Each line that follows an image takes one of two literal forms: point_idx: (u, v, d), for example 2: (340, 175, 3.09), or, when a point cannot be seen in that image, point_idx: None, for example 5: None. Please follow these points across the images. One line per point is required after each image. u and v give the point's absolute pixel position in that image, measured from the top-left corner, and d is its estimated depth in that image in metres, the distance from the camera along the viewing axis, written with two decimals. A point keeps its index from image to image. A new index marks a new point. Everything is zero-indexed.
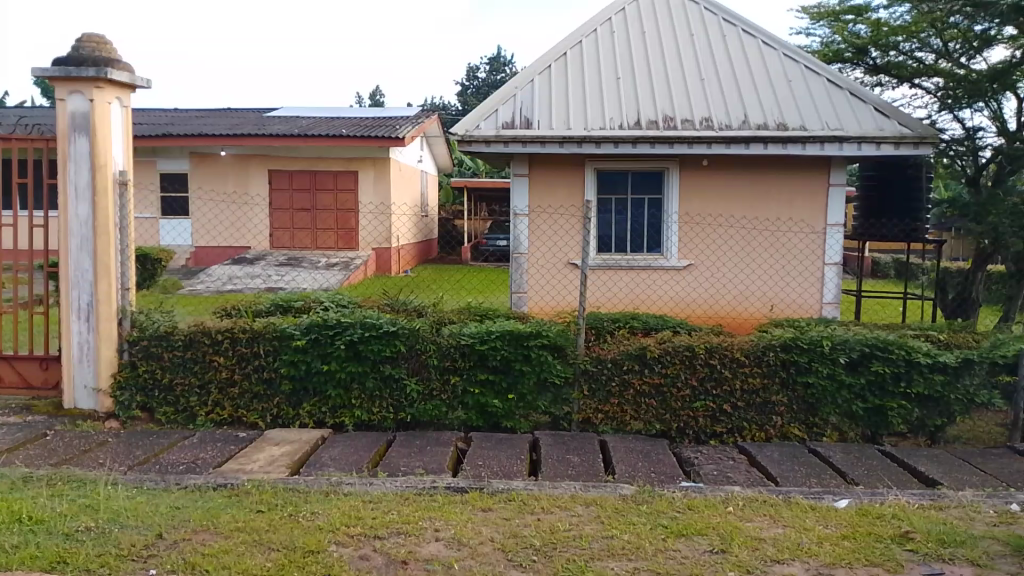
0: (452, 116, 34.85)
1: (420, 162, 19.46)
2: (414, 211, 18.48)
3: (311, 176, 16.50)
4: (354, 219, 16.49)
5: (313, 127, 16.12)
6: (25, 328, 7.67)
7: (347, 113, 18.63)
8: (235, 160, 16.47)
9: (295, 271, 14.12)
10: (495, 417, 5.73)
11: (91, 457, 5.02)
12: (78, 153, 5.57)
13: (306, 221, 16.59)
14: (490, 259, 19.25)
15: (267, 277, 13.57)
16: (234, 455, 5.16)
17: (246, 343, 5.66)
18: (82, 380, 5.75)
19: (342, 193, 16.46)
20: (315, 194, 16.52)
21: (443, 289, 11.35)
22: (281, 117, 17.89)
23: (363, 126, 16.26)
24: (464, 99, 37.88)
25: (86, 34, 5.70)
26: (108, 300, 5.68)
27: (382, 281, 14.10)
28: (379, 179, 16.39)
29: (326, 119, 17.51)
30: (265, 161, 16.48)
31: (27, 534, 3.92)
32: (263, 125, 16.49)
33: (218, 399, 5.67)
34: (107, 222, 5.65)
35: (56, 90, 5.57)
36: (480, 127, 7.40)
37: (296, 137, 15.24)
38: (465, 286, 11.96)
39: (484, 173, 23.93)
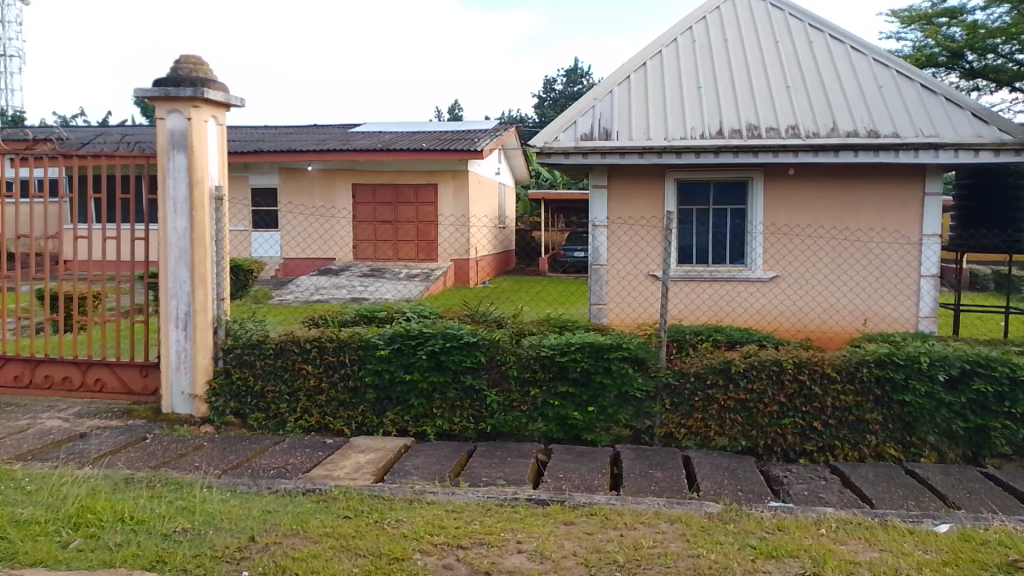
0: (528, 129, 35.04)
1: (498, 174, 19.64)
2: (491, 223, 18.63)
3: (393, 189, 16.92)
4: (435, 231, 16.75)
5: (396, 141, 16.51)
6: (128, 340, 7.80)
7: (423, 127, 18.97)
8: (322, 175, 16.98)
9: (377, 282, 14.46)
10: (576, 429, 5.70)
11: (187, 461, 5.20)
12: (177, 169, 5.83)
13: (390, 233, 16.97)
14: (569, 271, 19.25)
15: (351, 287, 13.97)
16: (322, 461, 5.30)
17: (333, 352, 5.80)
18: (179, 386, 5.94)
19: (423, 206, 16.80)
20: (396, 207, 16.91)
21: (524, 301, 11.38)
22: (363, 132, 18.41)
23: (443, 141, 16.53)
24: (540, 112, 38.04)
25: (183, 55, 5.95)
26: (204, 309, 5.88)
27: (461, 292, 14.28)
28: (458, 193, 16.67)
29: (404, 133, 17.92)
30: (350, 176, 16.92)
31: (129, 534, 4.12)
32: (349, 141, 17.03)
33: (307, 406, 5.81)
34: (204, 235, 5.87)
35: (157, 110, 5.85)
36: (559, 139, 7.39)
37: (375, 152, 15.63)
38: (545, 298, 11.98)
39: (562, 185, 23.89)
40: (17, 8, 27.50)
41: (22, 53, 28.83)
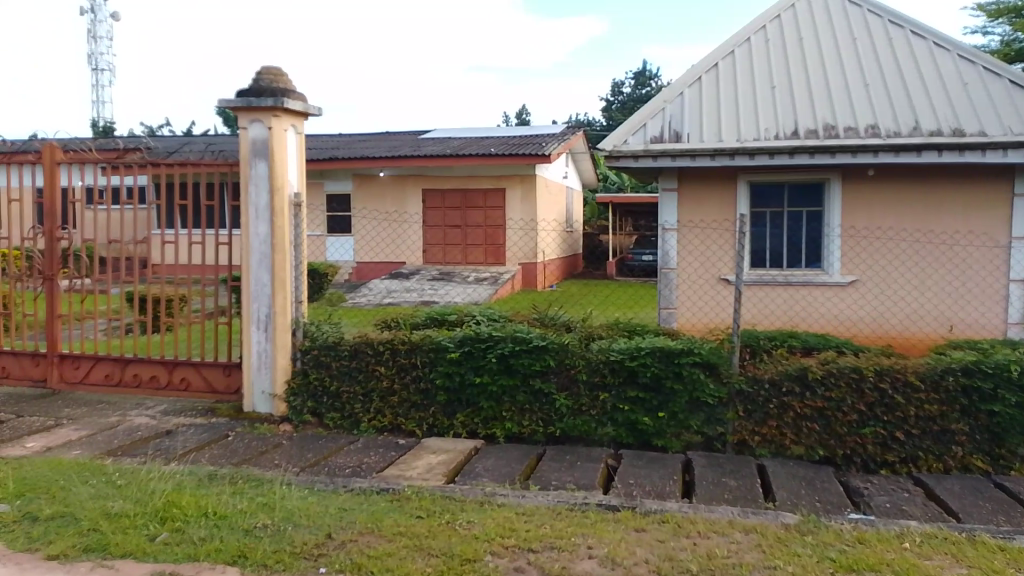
0: (595, 132, 34.87)
1: (566, 177, 19.60)
2: (558, 226, 18.61)
3: (461, 194, 17.09)
4: (502, 235, 16.90)
5: (465, 146, 16.75)
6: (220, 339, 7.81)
7: (488, 132, 19.12)
8: (393, 180, 17.29)
9: (446, 286, 14.65)
10: (646, 434, 5.66)
11: (268, 458, 5.38)
12: (259, 177, 6.06)
13: (458, 237, 17.18)
14: (636, 274, 19.11)
15: (422, 290, 14.19)
16: (395, 461, 5.41)
17: (406, 354, 5.90)
18: (260, 385, 6.16)
19: (491, 210, 16.94)
20: (465, 211, 17.10)
21: (593, 305, 11.34)
22: (434, 138, 18.67)
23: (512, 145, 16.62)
24: (606, 114, 37.78)
25: (265, 67, 6.17)
26: (283, 311, 6.08)
27: (529, 296, 14.35)
28: (526, 197, 16.69)
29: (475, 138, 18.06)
30: (420, 181, 17.20)
31: (213, 528, 4.30)
32: (420, 146, 17.30)
33: (380, 407, 5.93)
34: (284, 240, 6.08)
35: (240, 119, 6.09)
36: (629, 142, 7.36)
37: (444, 159, 15.88)
38: (614, 301, 11.90)
39: (630, 187, 23.66)
40: (108, 25, 28.95)
41: (112, 67, 30.31)
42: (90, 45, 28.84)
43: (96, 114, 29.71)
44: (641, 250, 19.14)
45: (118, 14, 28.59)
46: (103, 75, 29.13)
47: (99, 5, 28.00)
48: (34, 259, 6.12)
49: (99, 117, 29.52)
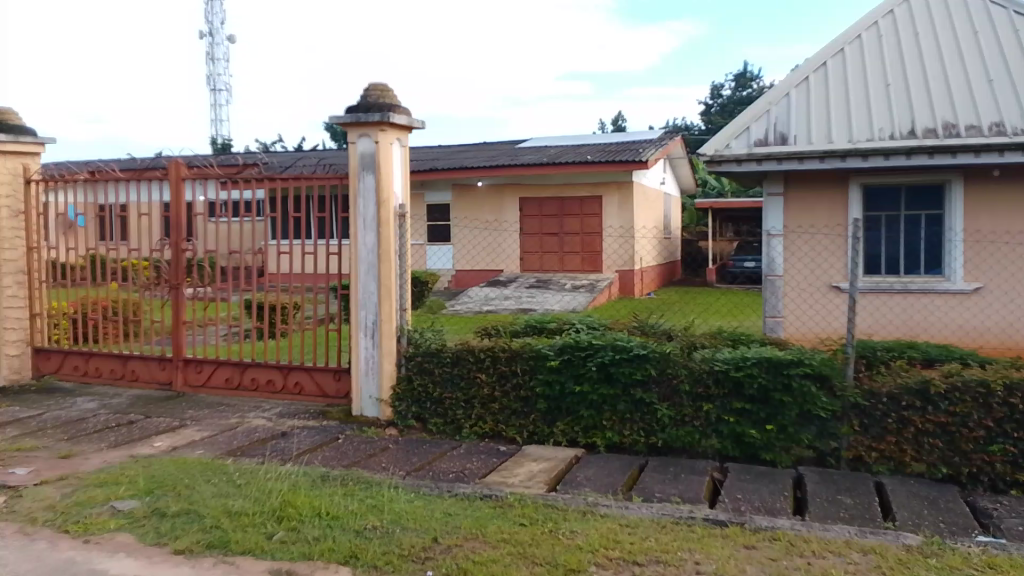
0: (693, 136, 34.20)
1: (663, 183, 19.28)
2: (656, 232, 18.48)
3: (558, 202, 17.14)
4: (599, 242, 16.84)
5: (560, 154, 16.77)
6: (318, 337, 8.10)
7: (581, 139, 19.09)
8: (491, 190, 17.55)
9: (544, 293, 14.72)
10: (753, 448, 5.48)
11: (375, 461, 5.54)
12: (366, 189, 6.27)
13: (554, 245, 17.22)
14: (738, 280, 18.58)
15: (520, 298, 14.28)
16: (497, 467, 5.46)
17: (506, 361, 5.94)
18: (367, 390, 6.35)
19: (588, 217, 16.92)
20: (562, 219, 17.12)
21: (697, 313, 11.10)
22: (532, 147, 18.77)
23: (609, 152, 16.52)
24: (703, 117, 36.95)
25: (371, 83, 6.37)
26: (389, 319, 6.26)
27: (629, 304, 14.20)
28: (625, 204, 16.57)
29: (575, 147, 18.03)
30: (518, 190, 17.35)
31: (326, 529, 4.45)
32: (518, 155, 17.44)
33: (481, 413, 6.00)
34: (389, 251, 6.26)
35: (349, 134, 6.32)
36: (732, 146, 7.21)
37: (539, 167, 15.98)
38: (715, 310, 11.60)
39: (730, 192, 23.03)
40: (224, 46, 30.71)
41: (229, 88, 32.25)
42: (207, 66, 30.68)
43: (214, 132, 31.62)
44: (743, 257, 18.67)
45: (231, 35, 30.24)
46: (219, 94, 30.92)
47: (215, 28, 29.71)
48: (161, 269, 6.53)
49: (216, 134, 31.38)
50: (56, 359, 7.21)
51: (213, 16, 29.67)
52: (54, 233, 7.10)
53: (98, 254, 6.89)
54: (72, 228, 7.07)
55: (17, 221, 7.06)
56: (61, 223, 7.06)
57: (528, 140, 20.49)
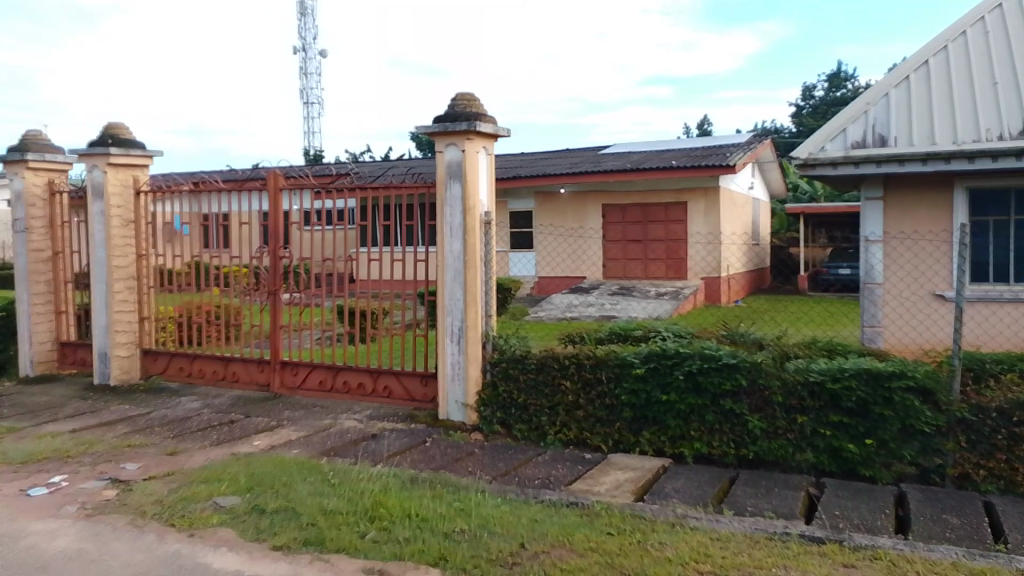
0: (782, 139, 33.18)
1: (752, 188, 18.80)
2: (745, 238, 18.05)
3: (642, 209, 16.99)
4: (684, 249, 16.61)
5: (645, 161, 16.58)
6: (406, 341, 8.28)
7: (663, 145, 18.85)
8: (574, 198, 17.51)
9: (627, 300, 14.60)
10: (850, 463, 5.26)
11: (462, 465, 5.61)
12: (453, 198, 6.38)
13: (638, 252, 17.05)
14: (831, 289, 17.78)
15: (602, 305, 14.19)
16: (583, 475, 5.45)
17: (591, 369, 5.91)
18: (454, 396, 6.45)
19: (672, 224, 16.70)
20: (645, 225, 16.96)
21: (791, 322, 10.76)
22: (616, 153, 18.64)
23: (694, 157, 16.24)
24: (791, 120, 35.81)
25: (459, 93, 6.49)
26: (475, 325, 6.34)
27: (715, 312, 13.91)
28: (711, 210, 16.32)
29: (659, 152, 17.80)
30: (601, 197, 17.29)
31: (416, 530, 4.53)
32: (600, 162, 17.36)
33: (566, 420, 5.99)
34: (475, 258, 6.35)
35: (437, 144, 6.45)
36: (827, 149, 6.99)
37: (621, 174, 15.86)
38: (808, 319, 11.22)
39: (823, 197, 22.20)
40: (317, 61, 31.92)
41: (320, 102, 33.49)
42: (300, 80, 31.95)
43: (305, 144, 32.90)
44: (838, 264, 17.89)
45: (324, 50, 31.40)
46: (313, 107, 32.13)
47: (308, 43, 30.90)
48: (260, 276, 6.87)
49: (308, 145, 32.63)
50: (164, 360, 7.64)
51: (307, 32, 30.90)
52: (162, 241, 7.54)
53: (202, 261, 7.26)
54: (177, 236, 7.46)
55: (128, 230, 7.52)
56: (167, 232, 7.48)
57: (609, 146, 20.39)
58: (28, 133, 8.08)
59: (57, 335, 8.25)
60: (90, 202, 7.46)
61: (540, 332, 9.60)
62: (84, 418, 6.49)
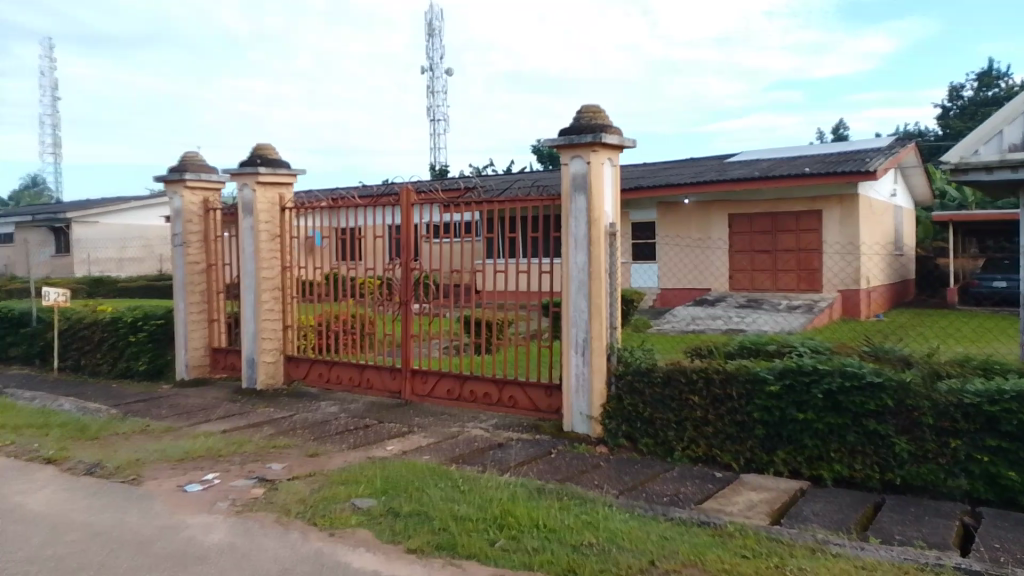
0: (924, 142, 31.01)
1: (893, 195, 17.70)
2: (886, 249, 16.94)
3: (771, 218, 16.40)
4: (818, 260, 15.89)
5: (776, 168, 15.97)
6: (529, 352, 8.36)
7: (790, 152, 18.10)
8: (699, 206, 17.13)
9: (755, 313, 14.09)
10: (1010, 492, 4.83)
11: (588, 478, 5.59)
12: (578, 210, 6.41)
13: (766, 262, 16.50)
14: (984, 304, 16.42)
15: (728, 319, 13.76)
16: (713, 494, 5.29)
17: (721, 384, 5.73)
18: (578, 407, 6.45)
19: (804, 233, 16.05)
20: (775, 235, 16.36)
21: (944, 339, 10.02)
22: (741, 161, 18.08)
23: (829, 163, 15.47)
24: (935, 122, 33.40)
25: (584, 105, 6.52)
26: (600, 337, 6.32)
27: (851, 327, 13.16)
28: (847, 219, 15.54)
29: (790, 159, 17.08)
30: (726, 207, 16.83)
31: (545, 541, 4.55)
32: (726, 170, 16.90)
33: (694, 436, 5.85)
34: (600, 270, 6.34)
35: (562, 156, 6.50)
36: (980, 153, 6.52)
37: (748, 182, 15.39)
38: (961, 335, 10.42)
39: (974, 205, 20.55)
40: (443, 79, 33.09)
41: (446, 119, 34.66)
42: (426, 99, 33.17)
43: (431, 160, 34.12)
44: (992, 275, 16.46)
45: (450, 69, 32.51)
46: (438, 123, 33.27)
47: (435, 63, 32.06)
48: (392, 287, 7.22)
49: (433, 160, 33.81)
50: (304, 367, 8.11)
51: (433, 51, 32.03)
52: (302, 254, 8.01)
53: (338, 272, 7.65)
54: (316, 249, 7.89)
55: (274, 244, 8.05)
56: (307, 245, 7.96)
57: (733, 155, 19.82)
58: (187, 154, 8.82)
59: (209, 342, 8.92)
60: (240, 218, 8.03)
61: (673, 347, 9.44)
62: (234, 420, 6.99)
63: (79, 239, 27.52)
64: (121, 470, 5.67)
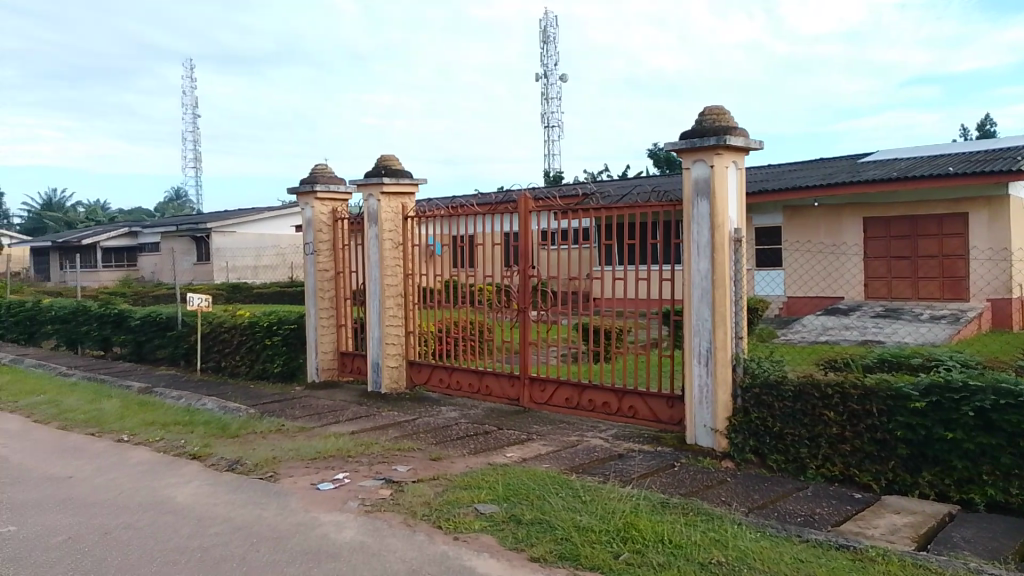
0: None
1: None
2: None
3: (910, 222, 15.54)
4: (963, 266, 14.93)
5: (913, 168, 14.95)
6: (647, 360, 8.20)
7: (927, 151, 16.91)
8: (827, 210, 16.32)
9: (892, 323, 13.21)
10: None
11: (714, 493, 5.39)
12: (700, 215, 6.22)
13: (905, 269, 15.63)
14: None
15: (862, 329, 12.97)
16: (851, 515, 4.97)
17: (858, 400, 5.39)
18: (702, 419, 6.25)
19: (948, 238, 15.09)
20: (914, 240, 15.50)
21: None
22: (872, 162, 17.05)
23: (972, 162, 14.31)
24: None
25: (707, 107, 6.31)
26: (724, 347, 6.09)
27: (1002, 339, 12.09)
28: (996, 221, 14.46)
29: (928, 158, 15.92)
30: (859, 210, 16.02)
31: (671, 556, 4.38)
32: (856, 172, 15.99)
33: (829, 454, 5.52)
34: (724, 277, 6.12)
35: (684, 161, 6.33)
36: None
37: (880, 184, 14.51)
38: None
39: None
40: (557, 85, 33.33)
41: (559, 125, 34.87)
42: (542, 105, 33.48)
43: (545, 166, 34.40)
44: None
45: (564, 75, 32.72)
46: (553, 129, 33.46)
47: (549, 69, 32.29)
48: (510, 294, 7.27)
49: (548, 167, 34.11)
50: (426, 372, 8.32)
51: (548, 58, 32.31)
52: (423, 263, 8.21)
53: (457, 279, 7.78)
54: (435, 257, 8.06)
55: (397, 252, 8.31)
56: (427, 253, 8.14)
57: (863, 155, 18.72)
58: (317, 167, 9.26)
59: (338, 346, 9.32)
60: (365, 227, 8.36)
61: (807, 359, 8.99)
62: (360, 422, 7.25)
63: (220, 248, 29.64)
64: (259, 467, 6.00)
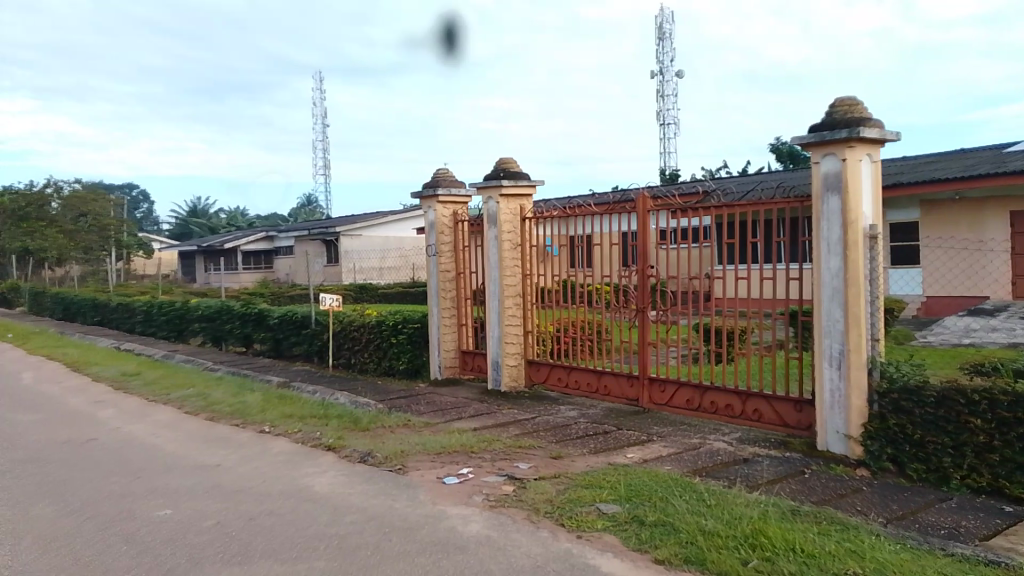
0: None
1: None
2: None
3: None
4: None
5: None
6: (772, 363, 7.93)
7: None
8: (968, 203, 15.26)
9: None
10: None
11: (848, 502, 5.15)
12: (831, 211, 5.95)
13: None
14: None
15: (1012, 331, 11.97)
16: (1003, 530, 4.61)
17: (1008, 407, 5.00)
18: (833, 425, 5.98)
19: None
20: None
21: None
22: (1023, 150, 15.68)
23: None
24: None
25: (838, 98, 6.02)
26: (858, 349, 5.80)
27: None
28: None
29: None
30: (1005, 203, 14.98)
31: (803, 566, 4.19)
32: (1004, 162, 14.74)
33: (975, 463, 5.15)
34: (858, 276, 5.83)
35: (812, 155, 6.08)
36: None
37: None
38: None
39: None
40: (674, 82, 32.78)
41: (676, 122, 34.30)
42: (658, 103, 33.04)
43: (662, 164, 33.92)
44: None
45: (681, 71, 32.12)
46: (669, 127, 32.88)
47: (666, 66, 31.76)
48: (629, 294, 7.24)
49: (664, 165, 33.64)
50: (545, 371, 8.42)
51: (665, 55, 31.79)
52: (539, 263, 8.30)
53: (573, 280, 7.82)
54: (550, 257, 8.12)
55: (516, 252, 8.45)
56: (542, 254, 8.22)
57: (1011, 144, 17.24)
58: (439, 171, 9.55)
59: (459, 344, 9.61)
60: (486, 229, 8.60)
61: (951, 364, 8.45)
62: (482, 419, 7.44)
63: (348, 251, 31.26)
64: (389, 459, 6.28)
